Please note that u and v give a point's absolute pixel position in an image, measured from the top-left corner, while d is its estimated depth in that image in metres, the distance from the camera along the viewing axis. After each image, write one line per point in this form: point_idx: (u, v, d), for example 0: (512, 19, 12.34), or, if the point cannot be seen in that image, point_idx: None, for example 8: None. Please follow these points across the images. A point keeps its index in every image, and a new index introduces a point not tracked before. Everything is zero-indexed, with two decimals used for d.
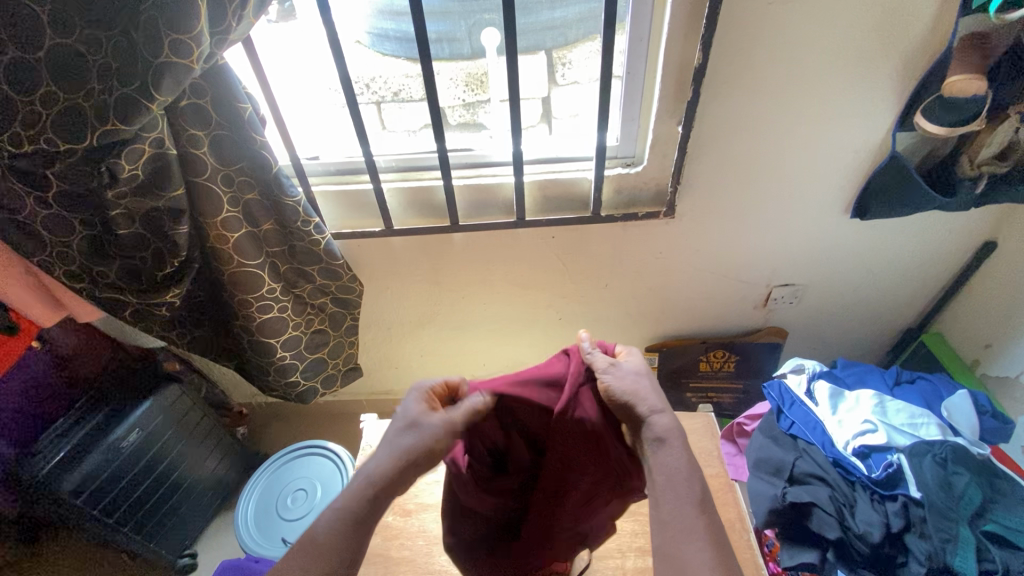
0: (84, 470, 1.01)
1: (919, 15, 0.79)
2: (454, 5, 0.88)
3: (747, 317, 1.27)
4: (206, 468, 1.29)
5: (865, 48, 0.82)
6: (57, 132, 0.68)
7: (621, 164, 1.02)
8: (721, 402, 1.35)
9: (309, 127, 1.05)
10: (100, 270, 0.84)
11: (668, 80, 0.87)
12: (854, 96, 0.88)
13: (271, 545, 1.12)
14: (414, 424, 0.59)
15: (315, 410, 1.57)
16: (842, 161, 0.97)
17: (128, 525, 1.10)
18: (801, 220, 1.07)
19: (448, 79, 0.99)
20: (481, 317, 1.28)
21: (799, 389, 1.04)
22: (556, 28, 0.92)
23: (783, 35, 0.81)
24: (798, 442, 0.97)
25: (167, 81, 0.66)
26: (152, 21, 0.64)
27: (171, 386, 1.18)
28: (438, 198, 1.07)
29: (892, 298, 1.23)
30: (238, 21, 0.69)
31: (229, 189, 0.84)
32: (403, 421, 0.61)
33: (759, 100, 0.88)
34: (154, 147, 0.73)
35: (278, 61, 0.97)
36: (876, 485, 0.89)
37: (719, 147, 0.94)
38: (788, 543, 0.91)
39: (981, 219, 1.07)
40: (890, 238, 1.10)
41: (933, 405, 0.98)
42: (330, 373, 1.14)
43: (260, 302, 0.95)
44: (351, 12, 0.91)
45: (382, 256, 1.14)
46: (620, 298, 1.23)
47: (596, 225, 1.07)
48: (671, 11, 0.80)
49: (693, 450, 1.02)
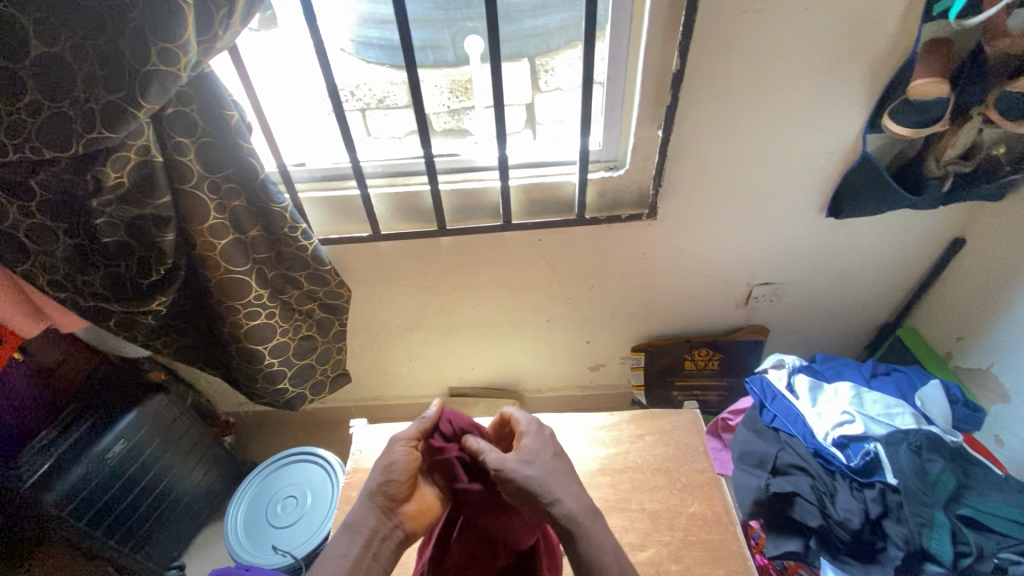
0: (69, 482, 0.99)
1: (884, 23, 0.83)
2: (437, 14, 0.89)
3: (730, 316, 1.30)
4: (193, 478, 1.28)
5: (833, 54, 0.86)
6: (42, 140, 0.67)
7: (604, 168, 1.04)
8: (706, 400, 1.37)
9: (295, 133, 1.05)
10: (83, 278, 0.83)
11: (647, 86, 0.90)
12: (827, 99, 0.91)
13: (260, 553, 1.12)
14: (390, 468, 0.73)
15: (304, 417, 1.56)
16: (816, 162, 1.00)
17: (115, 536, 1.09)
18: (778, 220, 1.10)
19: (434, 87, 1.02)
20: (469, 320, 1.29)
21: (780, 383, 1.07)
22: (539, 35, 0.94)
23: (756, 41, 0.84)
24: (780, 435, 0.99)
25: (155, 90, 0.67)
26: (139, 30, 0.64)
27: (157, 395, 1.17)
28: (425, 202, 1.08)
29: (868, 294, 1.27)
30: (225, 29, 0.70)
31: (215, 196, 0.84)
32: (381, 458, 0.75)
33: (734, 104, 0.91)
34: (140, 155, 0.74)
35: (264, 68, 0.97)
36: (855, 474, 0.91)
37: (698, 151, 0.97)
38: (772, 532, 0.93)
39: (951, 216, 1.11)
40: (865, 236, 1.14)
41: (907, 395, 1.01)
42: (319, 379, 1.14)
43: (247, 308, 0.95)
44: (335, 21, 0.92)
45: (369, 260, 1.15)
46: (606, 300, 1.25)
47: (582, 228, 1.09)
48: (649, 19, 0.82)
49: (680, 446, 1.04)
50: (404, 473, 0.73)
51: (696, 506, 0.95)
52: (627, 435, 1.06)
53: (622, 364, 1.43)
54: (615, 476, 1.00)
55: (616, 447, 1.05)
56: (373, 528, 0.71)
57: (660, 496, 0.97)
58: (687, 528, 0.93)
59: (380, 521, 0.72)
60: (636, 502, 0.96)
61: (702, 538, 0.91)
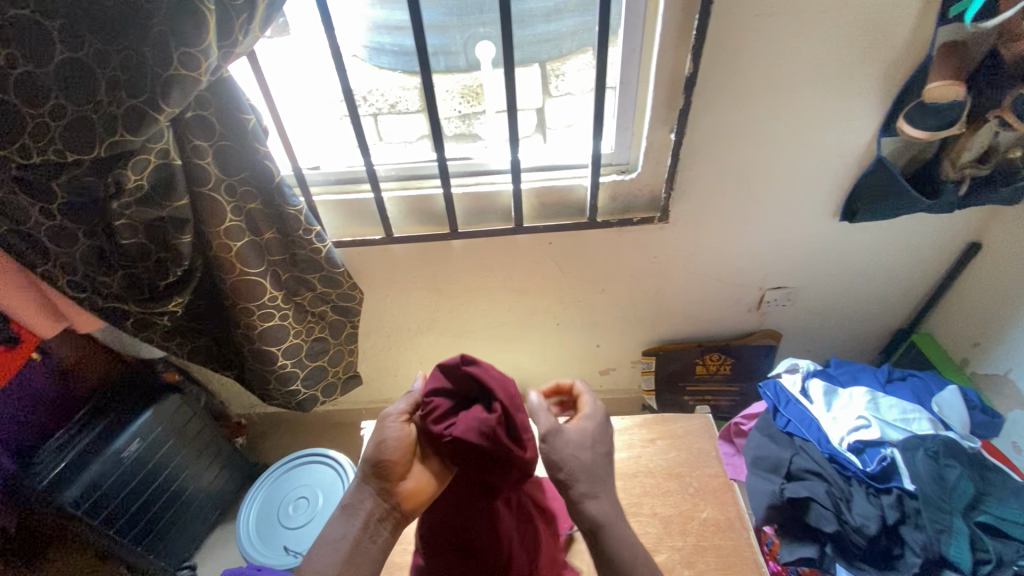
0: (84, 480, 1.01)
1: (899, 25, 0.82)
2: (452, 19, 0.91)
3: (742, 320, 1.30)
4: (207, 478, 1.29)
5: (848, 57, 0.86)
6: (65, 144, 0.69)
7: (616, 171, 1.04)
8: (717, 405, 1.36)
9: (310, 138, 1.07)
10: (102, 279, 0.85)
11: (660, 89, 0.90)
12: (839, 103, 0.91)
13: (273, 553, 1.12)
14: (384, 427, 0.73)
15: (315, 420, 1.57)
16: (829, 166, 1.00)
17: (128, 535, 1.10)
18: (791, 223, 1.09)
19: (445, 91, 1.02)
20: (479, 323, 1.30)
21: (794, 387, 1.06)
22: (551, 40, 0.94)
23: (769, 44, 0.84)
24: (794, 440, 0.98)
25: (176, 93, 0.68)
26: (162, 36, 0.65)
27: (172, 395, 1.17)
28: (438, 206, 1.08)
29: (882, 299, 1.26)
30: (245, 34, 0.71)
31: (232, 199, 0.85)
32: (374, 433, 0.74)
33: (746, 107, 0.91)
34: (159, 158, 0.75)
35: (281, 74, 0.99)
36: (872, 479, 0.90)
37: (711, 155, 0.97)
38: (787, 538, 0.92)
39: (966, 221, 1.10)
40: (879, 239, 1.13)
41: (924, 400, 0.99)
42: (331, 381, 1.15)
43: (262, 310, 0.96)
44: (350, 27, 0.94)
45: (381, 263, 1.16)
46: (617, 304, 1.25)
47: (593, 231, 1.09)
48: (662, 22, 0.83)
49: (692, 451, 1.03)
50: (399, 451, 0.72)
51: (709, 511, 0.95)
52: (639, 439, 1.06)
53: (632, 368, 1.42)
54: (627, 480, 1.00)
55: (627, 452, 1.04)
56: (371, 510, 0.72)
57: (672, 501, 0.96)
58: (700, 533, 0.92)
59: (376, 504, 0.72)
60: (648, 507, 0.96)
61: (715, 544, 0.90)
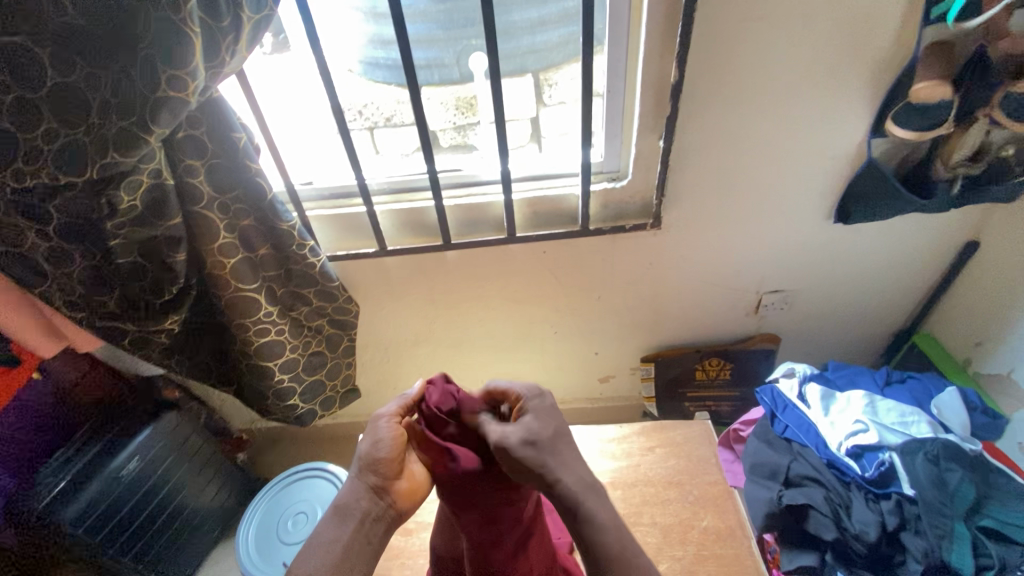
0: (85, 499, 1.01)
1: (883, 27, 0.83)
2: (438, 33, 0.90)
3: (741, 325, 1.29)
4: (208, 494, 1.29)
5: (832, 61, 0.86)
6: (59, 166, 0.69)
7: (607, 179, 1.04)
8: (719, 411, 1.35)
9: (304, 154, 1.08)
10: (99, 298, 0.85)
11: (647, 98, 0.90)
12: (826, 107, 0.91)
13: (272, 568, 1.13)
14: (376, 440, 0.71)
15: (315, 434, 1.57)
16: (820, 169, 1.00)
17: (129, 554, 1.10)
18: (785, 226, 1.09)
19: (439, 104, 1.03)
20: (476, 333, 1.30)
21: (791, 393, 1.04)
22: (539, 51, 0.94)
23: (753, 50, 0.84)
24: (793, 446, 0.98)
25: (165, 115, 0.70)
26: (149, 58, 0.66)
27: (171, 412, 1.19)
28: (430, 217, 1.09)
29: (881, 299, 1.25)
30: (232, 55, 0.72)
31: (225, 216, 0.86)
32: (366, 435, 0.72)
33: (733, 113, 0.91)
34: (152, 178, 0.76)
35: (274, 92, 1.00)
36: (871, 484, 0.89)
37: (701, 161, 0.97)
38: (787, 547, 0.92)
39: (962, 220, 1.09)
40: (874, 240, 1.12)
41: (923, 402, 0.98)
42: (329, 395, 1.15)
43: (258, 325, 0.96)
44: (343, 43, 0.94)
45: (376, 276, 1.16)
46: (614, 311, 1.25)
47: (586, 239, 1.09)
48: (646, 31, 0.83)
49: (691, 459, 1.02)
50: (392, 451, 0.70)
51: (709, 519, 0.94)
52: (637, 447, 1.05)
53: (632, 375, 1.41)
54: (626, 489, 0.99)
55: (626, 460, 1.03)
56: (366, 511, 0.69)
57: (672, 510, 0.95)
58: (700, 542, 0.91)
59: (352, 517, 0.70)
60: (647, 516, 0.95)
61: (715, 553, 0.89)
